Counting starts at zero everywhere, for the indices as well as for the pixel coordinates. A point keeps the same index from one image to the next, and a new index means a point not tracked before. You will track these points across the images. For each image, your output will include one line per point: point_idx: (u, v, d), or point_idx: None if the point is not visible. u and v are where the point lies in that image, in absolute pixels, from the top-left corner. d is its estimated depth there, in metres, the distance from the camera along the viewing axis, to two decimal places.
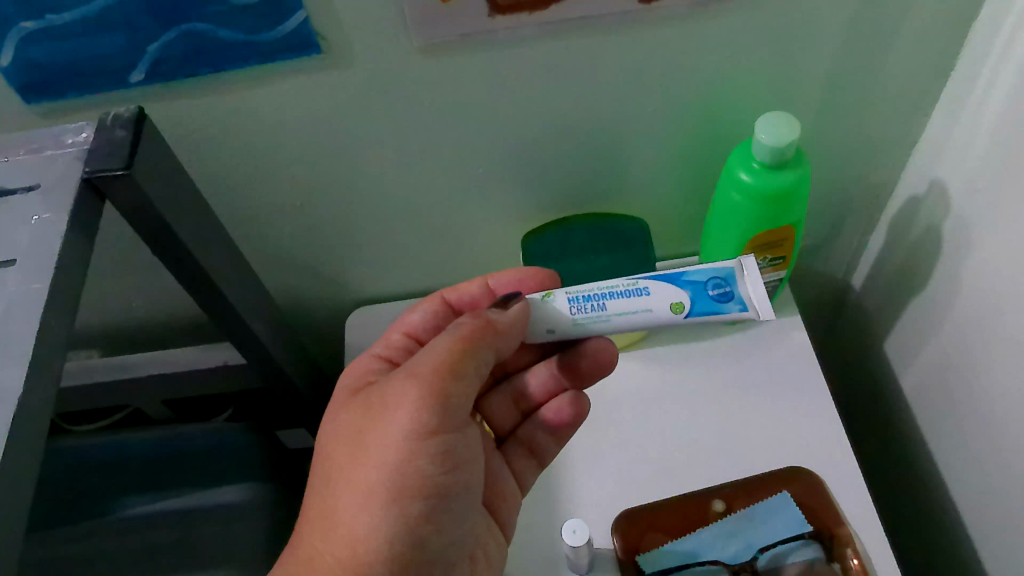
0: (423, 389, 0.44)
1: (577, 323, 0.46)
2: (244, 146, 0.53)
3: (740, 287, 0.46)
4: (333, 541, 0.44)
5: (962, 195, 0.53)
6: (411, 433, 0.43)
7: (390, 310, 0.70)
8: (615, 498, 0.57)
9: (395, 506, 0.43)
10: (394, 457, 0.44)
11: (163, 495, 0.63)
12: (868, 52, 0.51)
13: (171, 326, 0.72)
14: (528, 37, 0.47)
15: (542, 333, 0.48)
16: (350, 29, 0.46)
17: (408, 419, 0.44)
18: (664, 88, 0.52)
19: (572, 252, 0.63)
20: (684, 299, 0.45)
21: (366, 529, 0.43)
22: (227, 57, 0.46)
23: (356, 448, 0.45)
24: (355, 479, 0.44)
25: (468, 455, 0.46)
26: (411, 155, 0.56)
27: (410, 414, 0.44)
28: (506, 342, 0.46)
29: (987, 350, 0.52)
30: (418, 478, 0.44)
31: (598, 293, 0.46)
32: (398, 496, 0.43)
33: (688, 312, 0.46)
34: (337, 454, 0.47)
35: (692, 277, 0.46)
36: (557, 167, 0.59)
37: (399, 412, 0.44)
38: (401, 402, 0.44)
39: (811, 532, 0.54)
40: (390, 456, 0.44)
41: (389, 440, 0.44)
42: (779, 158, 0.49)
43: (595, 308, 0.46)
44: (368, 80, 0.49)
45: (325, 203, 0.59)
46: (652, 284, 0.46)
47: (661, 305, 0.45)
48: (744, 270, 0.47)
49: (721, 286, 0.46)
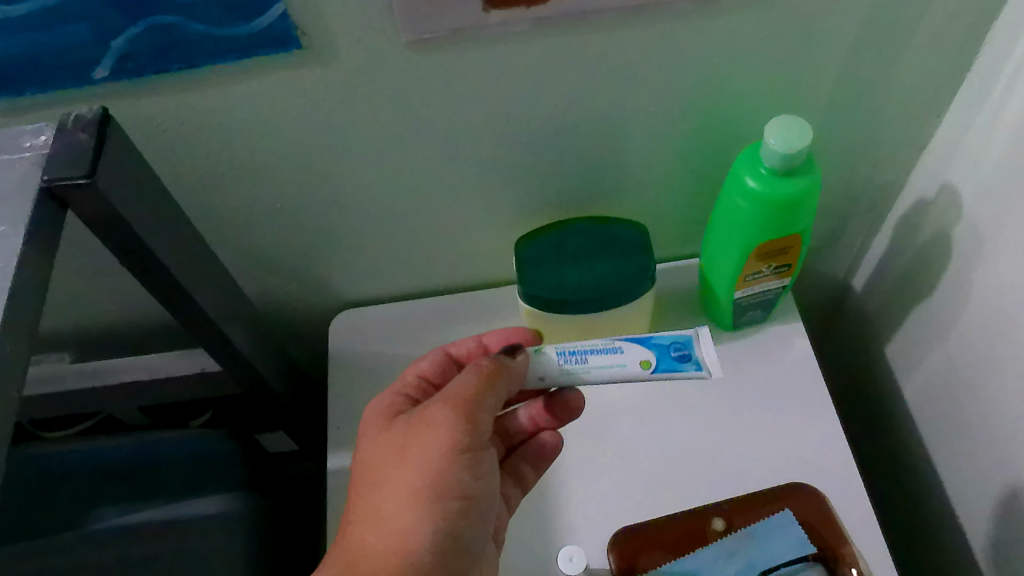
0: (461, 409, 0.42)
1: (562, 372, 0.45)
2: (220, 145, 0.50)
3: (698, 351, 0.45)
4: (378, 542, 0.41)
5: (973, 201, 0.51)
6: (451, 446, 0.41)
7: (372, 315, 0.67)
8: (608, 517, 0.55)
9: (436, 512, 0.41)
10: (433, 466, 0.41)
11: (141, 504, 0.61)
12: (882, 53, 0.49)
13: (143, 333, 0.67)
14: (522, 31, 0.44)
15: (534, 381, 0.46)
16: (331, 22, 0.43)
17: (449, 434, 0.41)
18: (666, 84, 0.49)
19: (568, 259, 0.57)
20: (651, 357, 0.44)
21: (411, 532, 0.40)
22: (199, 52, 0.43)
23: (394, 459, 0.43)
24: (397, 487, 0.42)
25: (494, 473, 0.44)
26: (400, 154, 0.53)
27: (451, 431, 0.41)
28: (519, 382, 0.45)
29: (996, 361, 0.51)
30: (457, 490, 0.41)
31: (580, 348, 0.45)
32: (440, 502, 0.41)
33: (655, 368, 0.44)
34: (372, 469, 0.44)
35: (658, 339, 0.45)
36: (552, 167, 0.56)
37: (437, 428, 0.42)
38: (439, 420, 0.42)
39: (815, 554, 0.51)
40: (433, 467, 0.41)
41: (433, 450, 0.41)
42: (788, 163, 0.46)
43: (576, 360, 0.45)
44: (353, 76, 0.46)
45: (308, 205, 0.56)
46: (625, 342, 0.45)
47: (632, 363, 0.44)
48: (702, 338, 0.46)
49: (682, 349, 0.45)
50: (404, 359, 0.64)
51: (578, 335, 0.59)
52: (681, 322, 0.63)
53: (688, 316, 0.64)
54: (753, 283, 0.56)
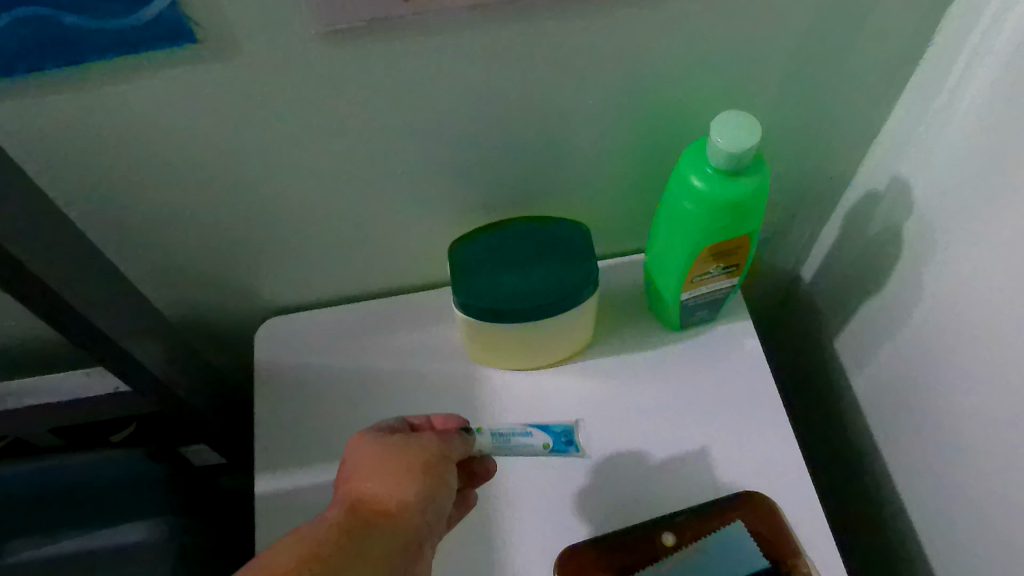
0: (451, 433, 0.47)
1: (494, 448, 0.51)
2: (114, 149, 0.45)
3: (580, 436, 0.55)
4: (383, 496, 0.41)
5: (925, 196, 0.49)
6: (447, 452, 0.45)
7: (301, 323, 0.62)
8: (554, 534, 0.52)
9: (435, 489, 0.43)
10: (435, 455, 0.44)
11: (54, 535, 0.56)
12: (832, 42, 0.46)
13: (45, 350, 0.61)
14: (449, 22, 0.40)
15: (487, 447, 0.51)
16: (230, 12, 0.38)
17: (447, 442, 0.46)
18: (607, 77, 0.46)
19: (505, 263, 0.53)
20: (548, 440, 0.54)
21: (416, 497, 0.42)
22: (77, 46, 0.38)
23: (394, 442, 0.45)
24: (402, 459, 0.43)
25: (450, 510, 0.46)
26: (321, 155, 0.48)
27: (450, 441, 0.46)
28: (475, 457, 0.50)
29: (947, 360, 0.49)
30: (447, 482, 0.44)
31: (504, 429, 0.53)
32: (437, 484, 0.43)
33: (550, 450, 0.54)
34: (366, 451, 0.44)
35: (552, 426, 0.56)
36: (487, 165, 0.52)
37: (437, 435, 0.46)
38: (438, 432, 0.46)
39: (767, 567, 0.50)
40: (433, 454, 0.44)
41: (434, 445, 0.45)
42: (736, 163, 0.43)
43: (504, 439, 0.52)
44: (260, 72, 0.42)
45: (222, 210, 0.51)
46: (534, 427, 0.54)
47: (538, 443, 0.54)
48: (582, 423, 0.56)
49: (570, 436, 0.55)
50: (336, 370, 0.60)
51: (521, 342, 0.55)
52: (627, 324, 0.61)
53: (634, 317, 0.61)
54: (701, 284, 0.53)
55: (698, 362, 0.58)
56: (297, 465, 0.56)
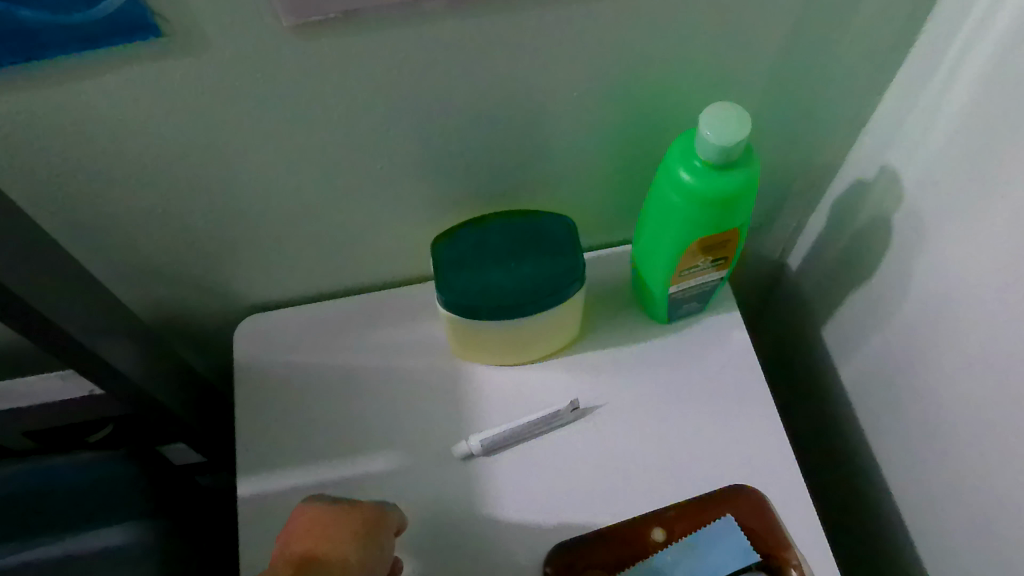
0: (390, 516, 0.49)
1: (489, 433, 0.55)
2: (79, 148, 0.43)
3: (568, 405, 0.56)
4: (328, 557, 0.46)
5: (914, 186, 0.49)
6: (384, 529, 0.48)
7: (281, 320, 0.61)
8: (543, 532, 0.52)
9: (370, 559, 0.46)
10: (370, 530, 0.47)
11: (29, 542, 0.54)
12: (821, 30, 0.45)
13: (13, 354, 0.59)
14: (427, 13, 0.39)
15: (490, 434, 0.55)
16: (197, 5, 0.36)
17: (387, 518, 0.49)
18: (592, 69, 0.45)
19: (489, 259, 0.52)
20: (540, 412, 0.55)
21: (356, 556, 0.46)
22: (34, 42, 0.36)
23: (335, 518, 0.48)
24: (340, 533, 0.47)
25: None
26: (298, 151, 0.47)
27: (386, 515, 0.49)
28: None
29: (936, 352, 0.49)
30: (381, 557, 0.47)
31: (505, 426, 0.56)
32: (372, 555, 0.46)
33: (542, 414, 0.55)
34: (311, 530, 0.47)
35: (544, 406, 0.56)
36: (470, 159, 0.50)
37: (376, 511, 0.49)
38: (378, 509, 0.49)
39: (759, 561, 0.50)
40: (369, 530, 0.47)
41: (373, 517, 0.48)
42: (725, 157, 0.42)
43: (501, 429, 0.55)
44: (231, 67, 0.40)
45: (196, 208, 0.50)
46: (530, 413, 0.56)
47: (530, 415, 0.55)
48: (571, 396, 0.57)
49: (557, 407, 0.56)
50: (319, 368, 0.59)
51: (507, 338, 0.55)
52: (614, 317, 0.60)
53: (621, 310, 0.60)
54: (689, 277, 0.52)
55: (687, 355, 0.58)
56: (281, 466, 0.55)
